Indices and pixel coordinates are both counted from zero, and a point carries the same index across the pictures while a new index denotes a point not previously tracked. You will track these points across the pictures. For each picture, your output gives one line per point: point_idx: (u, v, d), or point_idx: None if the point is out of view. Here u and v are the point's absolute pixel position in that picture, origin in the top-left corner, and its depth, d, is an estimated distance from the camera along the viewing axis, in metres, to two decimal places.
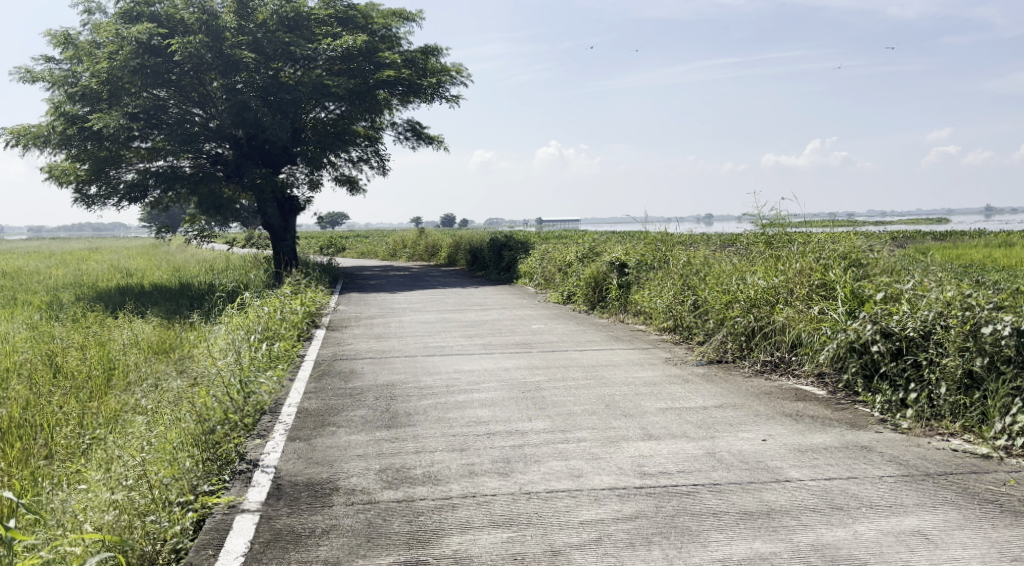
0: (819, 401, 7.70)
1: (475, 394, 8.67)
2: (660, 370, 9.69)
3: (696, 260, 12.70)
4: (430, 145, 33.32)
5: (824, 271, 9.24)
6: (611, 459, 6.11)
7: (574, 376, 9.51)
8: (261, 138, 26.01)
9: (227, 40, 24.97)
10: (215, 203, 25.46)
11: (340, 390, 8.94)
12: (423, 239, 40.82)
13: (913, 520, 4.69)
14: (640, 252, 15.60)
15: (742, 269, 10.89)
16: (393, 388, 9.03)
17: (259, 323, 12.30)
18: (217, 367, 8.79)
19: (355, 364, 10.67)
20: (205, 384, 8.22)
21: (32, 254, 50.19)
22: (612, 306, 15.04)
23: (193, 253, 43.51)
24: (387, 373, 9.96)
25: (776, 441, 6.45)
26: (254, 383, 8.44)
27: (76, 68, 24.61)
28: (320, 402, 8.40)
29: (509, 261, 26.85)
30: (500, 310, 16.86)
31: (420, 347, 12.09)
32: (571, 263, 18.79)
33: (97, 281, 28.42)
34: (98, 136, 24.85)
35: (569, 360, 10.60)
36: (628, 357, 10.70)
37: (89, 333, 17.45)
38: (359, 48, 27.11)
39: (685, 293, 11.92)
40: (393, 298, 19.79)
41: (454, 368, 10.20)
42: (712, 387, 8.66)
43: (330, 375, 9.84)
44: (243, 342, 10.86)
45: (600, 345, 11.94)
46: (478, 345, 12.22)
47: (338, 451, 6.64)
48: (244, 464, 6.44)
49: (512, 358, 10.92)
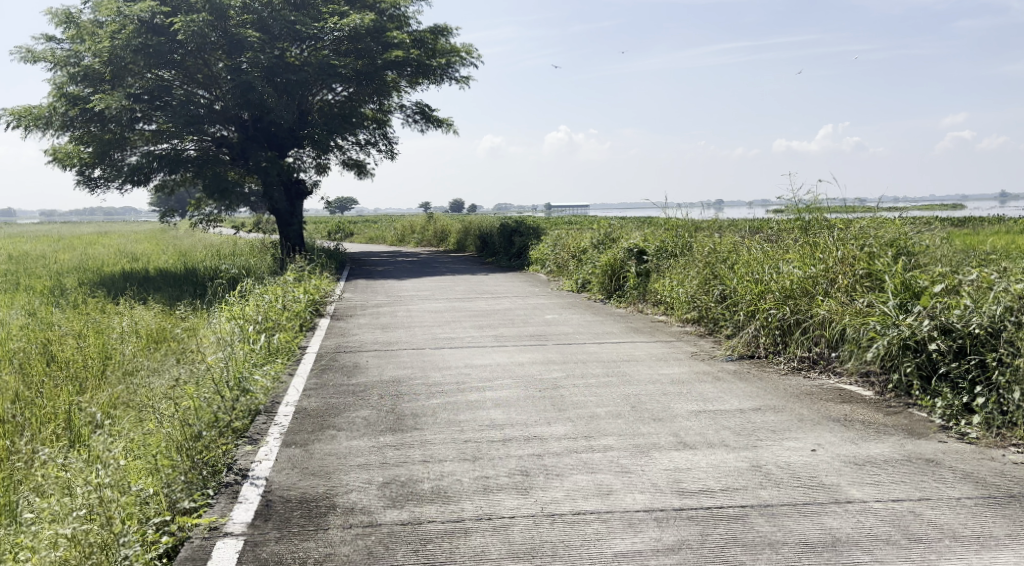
0: (869, 404, 7.00)
1: (488, 392, 8.01)
2: (687, 367, 8.99)
3: (723, 246, 11.96)
4: (440, 128, 32.59)
5: (869, 260, 8.50)
6: (643, 473, 5.44)
7: (594, 373, 8.83)
8: (267, 120, 25.33)
9: (231, 19, 24.27)
10: (220, 186, 24.77)
11: (342, 387, 8.28)
12: (432, 224, 40.08)
13: (1009, 557, 4.04)
14: (659, 239, 14.87)
15: (774, 257, 10.21)
16: (399, 385, 8.37)
17: (259, 312, 11.67)
18: (208, 364, 8.15)
19: (360, 357, 10.01)
20: (193, 383, 7.59)
21: (40, 238, 49.69)
22: (630, 295, 14.34)
23: (201, 237, 43.02)
24: (393, 368, 9.30)
25: (827, 451, 5.76)
26: (249, 380, 7.79)
27: (77, 47, 23.96)
28: (320, 402, 7.72)
29: (519, 247, 26.15)
30: (511, 298, 16.16)
31: (429, 339, 11.43)
32: (585, 249, 18.10)
33: (101, 266, 27.83)
34: (101, 118, 24.21)
35: (587, 354, 9.92)
36: (651, 352, 10.00)
37: (88, 320, 16.86)
38: (366, 27, 26.21)
39: (711, 283, 11.21)
40: (400, 285, 19.10)
41: (465, 363, 9.54)
42: (746, 387, 7.97)
43: (333, 370, 9.19)
44: (240, 335, 10.22)
45: (620, 337, 11.25)
46: (490, 336, 11.54)
47: (337, 459, 5.97)
48: (232, 474, 5.78)
49: (526, 351, 10.24)
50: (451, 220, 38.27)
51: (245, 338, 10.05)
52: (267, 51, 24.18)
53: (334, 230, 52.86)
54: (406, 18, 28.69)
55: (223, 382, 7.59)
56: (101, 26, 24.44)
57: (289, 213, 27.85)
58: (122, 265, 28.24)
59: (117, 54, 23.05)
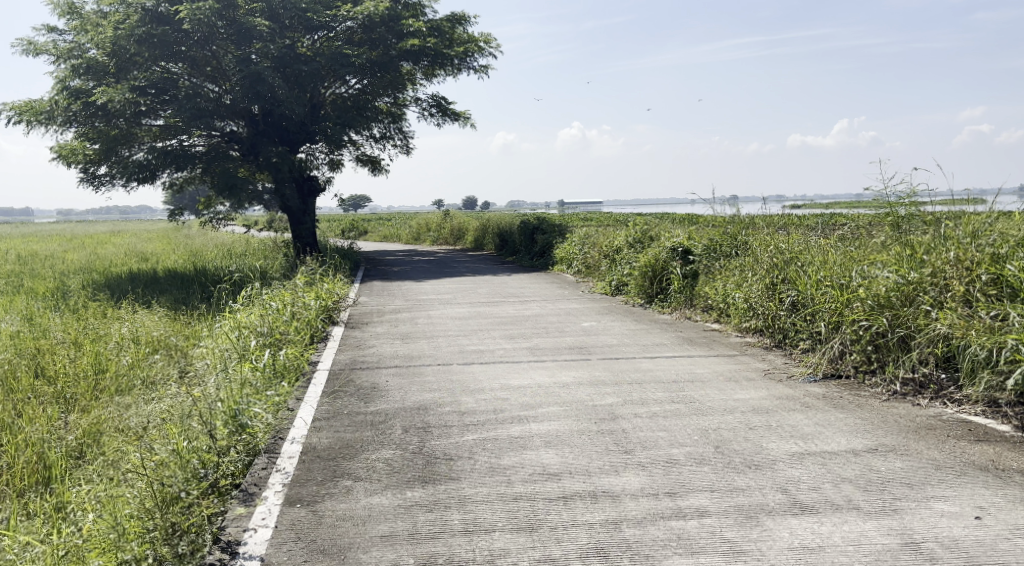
0: (1016, 444, 5.68)
1: (532, 425, 6.64)
2: (764, 391, 7.60)
3: (789, 244, 10.59)
4: (456, 121, 31.26)
5: (995, 262, 7.24)
6: (762, 555, 4.16)
7: (656, 398, 7.45)
8: (278, 113, 24.05)
9: (240, 7, 22.95)
10: (229, 182, 23.34)
11: (359, 418, 6.93)
12: (447, 222, 38.73)
13: None
14: (707, 237, 13.50)
15: (859, 257, 8.90)
16: (426, 414, 7.03)
17: (267, 324, 10.31)
18: (198, 395, 6.83)
19: (378, 376, 8.68)
20: (179, 421, 6.26)
21: (52, 237, 48.59)
22: (674, 299, 12.98)
23: (212, 237, 41.79)
24: (417, 391, 7.94)
25: (1000, 520, 4.40)
26: (246, 414, 6.40)
27: (81, 39, 22.75)
28: (332, 439, 6.36)
29: (542, 246, 24.74)
30: (541, 303, 14.79)
31: (454, 352, 10.09)
32: (619, 248, 16.69)
33: (108, 266, 26.65)
34: (104, 113, 22.98)
35: (642, 372, 8.56)
36: (716, 370, 8.61)
37: (86, 327, 15.60)
38: (382, 15, 24.76)
39: (778, 288, 9.86)
40: (418, 288, 17.76)
41: (500, 384, 8.20)
42: (847, 419, 6.61)
43: (347, 393, 7.86)
44: (241, 356, 8.86)
45: (672, 350, 9.86)
46: (524, 349, 10.20)
47: (354, 527, 4.64)
48: (217, 552, 4.49)
49: (569, 369, 8.87)
50: (469, 217, 36.89)
51: (246, 357, 8.69)
52: (277, 40, 22.97)
53: (347, 228, 51.62)
54: (422, 6, 27.27)
55: (218, 422, 6.22)
56: (105, 17, 23.24)
57: (301, 211, 26.48)
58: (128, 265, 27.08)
59: (121, 44, 21.81)
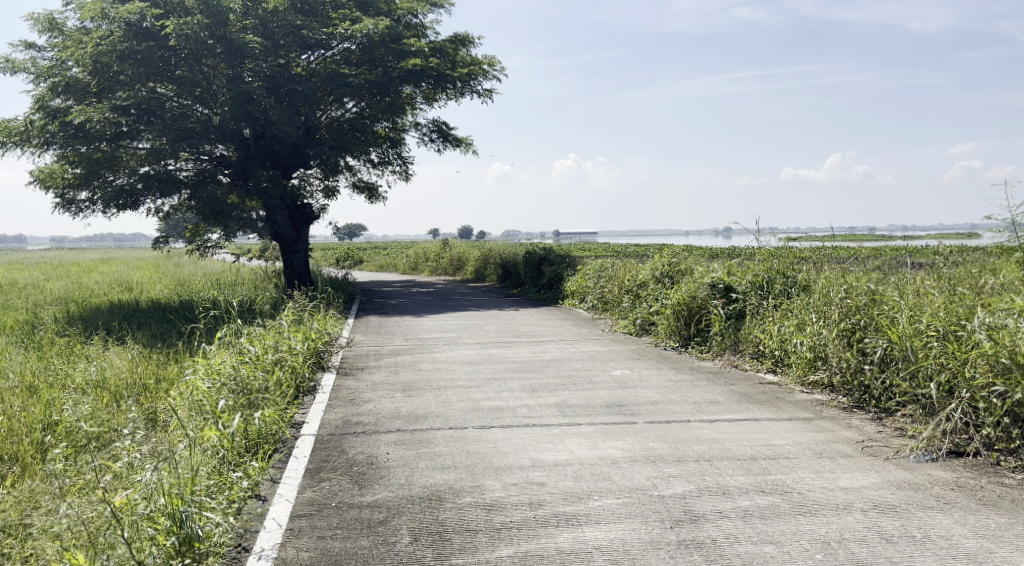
0: None
1: (586, 530, 4.94)
2: (876, 476, 5.89)
3: (871, 284, 8.91)
4: (458, 148, 29.80)
5: None
6: None
7: (739, 485, 5.74)
8: (270, 136, 22.33)
9: (231, 24, 21.35)
10: (214, 209, 21.51)
11: (351, 517, 5.22)
12: (447, 251, 37.00)
13: None
14: (753, 272, 11.88)
15: (980, 305, 7.23)
16: (441, 509, 5.33)
17: (245, 376, 8.50)
18: (136, 492, 5.11)
19: (376, 446, 6.92)
20: (95, 543, 4.59)
21: (36, 265, 46.33)
22: (715, 344, 11.31)
23: (203, 266, 39.84)
24: (426, 470, 6.21)
25: None
26: (194, 520, 4.78)
27: (61, 56, 21.12)
28: (314, 554, 4.70)
29: (549, 278, 23.01)
30: (558, 345, 13.05)
31: (467, 409, 8.38)
32: (644, 283, 15.03)
33: (87, 297, 24.77)
34: (85, 134, 21.29)
35: (707, 444, 6.84)
36: (799, 442, 6.87)
37: (49, 368, 13.74)
38: (381, 34, 23.17)
39: (861, 337, 8.18)
40: (419, 325, 16.01)
41: (531, 459, 6.48)
42: (1012, 522, 4.93)
43: (338, 474, 6.11)
44: (204, 422, 7.08)
45: (733, 411, 8.11)
46: (552, 406, 8.49)
47: None
48: None
49: (614, 438, 7.11)
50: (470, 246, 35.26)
51: (210, 423, 6.93)
52: (270, 59, 21.34)
53: (341, 257, 49.83)
54: (424, 27, 25.81)
55: (160, 545, 4.61)
56: (87, 33, 21.58)
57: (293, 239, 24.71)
58: (110, 296, 25.20)
59: (103, 62, 20.22)
